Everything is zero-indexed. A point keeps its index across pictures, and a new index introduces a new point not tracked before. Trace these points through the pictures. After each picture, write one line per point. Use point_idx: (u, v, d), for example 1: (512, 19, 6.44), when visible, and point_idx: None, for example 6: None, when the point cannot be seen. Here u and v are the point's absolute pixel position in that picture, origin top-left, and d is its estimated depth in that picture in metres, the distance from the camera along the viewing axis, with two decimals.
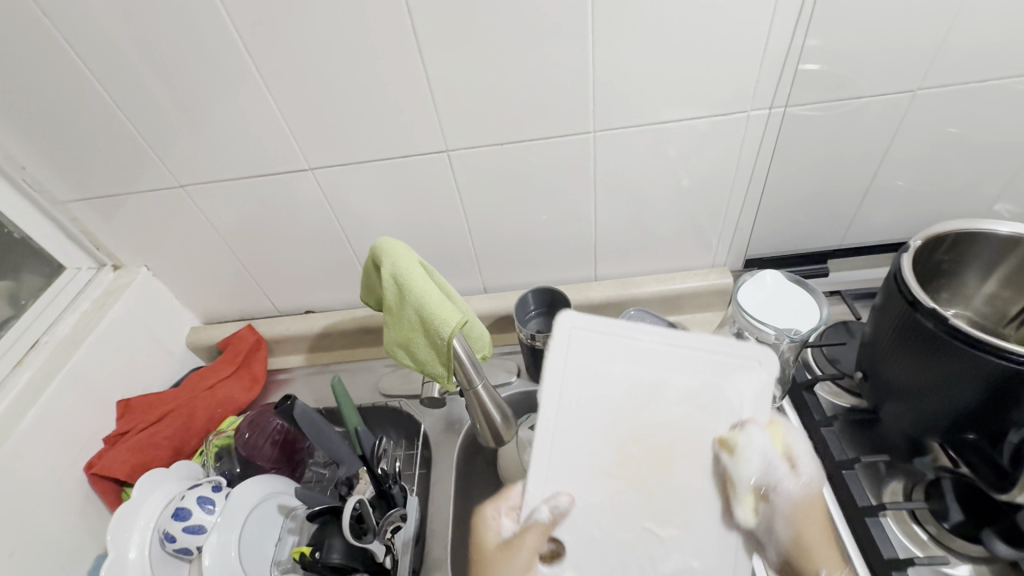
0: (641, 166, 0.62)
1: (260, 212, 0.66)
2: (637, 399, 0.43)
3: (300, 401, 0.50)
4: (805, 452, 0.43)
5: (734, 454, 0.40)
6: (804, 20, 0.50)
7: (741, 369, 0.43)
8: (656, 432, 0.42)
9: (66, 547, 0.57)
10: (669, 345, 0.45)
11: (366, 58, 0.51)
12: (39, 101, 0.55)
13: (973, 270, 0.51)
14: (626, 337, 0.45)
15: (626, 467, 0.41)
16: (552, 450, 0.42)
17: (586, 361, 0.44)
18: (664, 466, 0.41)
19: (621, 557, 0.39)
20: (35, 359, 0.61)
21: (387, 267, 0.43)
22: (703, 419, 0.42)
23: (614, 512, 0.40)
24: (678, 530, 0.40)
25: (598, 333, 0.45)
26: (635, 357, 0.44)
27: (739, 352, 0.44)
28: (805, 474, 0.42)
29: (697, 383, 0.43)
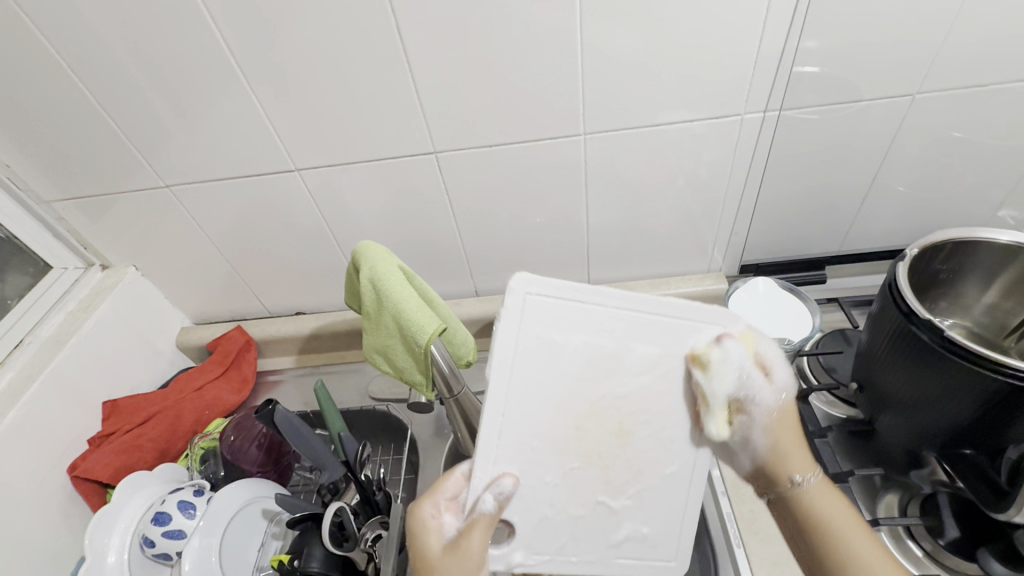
0: (633, 170, 0.61)
1: (248, 213, 0.66)
2: (594, 369, 0.42)
3: (281, 406, 0.49)
4: (778, 359, 0.44)
5: (706, 371, 0.41)
6: (799, 22, 0.49)
7: (702, 337, 0.42)
8: (611, 406, 0.42)
9: (47, 550, 0.56)
10: (630, 310, 0.42)
11: (352, 57, 0.51)
12: (22, 100, 0.54)
13: (973, 279, 0.49)
14: (583, 302, 0.41)
15: (583, 442, 0.42)
16: (508, 434, 0.41)
17: (542, 335, 0.41)
18: (620, 438, 0.43)
19: (572, 528, 0.44)
20: (18, 359, 0.60)
21: (365, 272, 0.42)
22: (660, 388, 0.42)
23: (569, 484, 0.43)
24: (629, 497, 0.44)
25: (556, 301, 0.41)
26: (593, 324, 0.41)
27: (705, 313, 0.42)
28: (778, 377, 0.43)
29: (658, 351, 0.42)
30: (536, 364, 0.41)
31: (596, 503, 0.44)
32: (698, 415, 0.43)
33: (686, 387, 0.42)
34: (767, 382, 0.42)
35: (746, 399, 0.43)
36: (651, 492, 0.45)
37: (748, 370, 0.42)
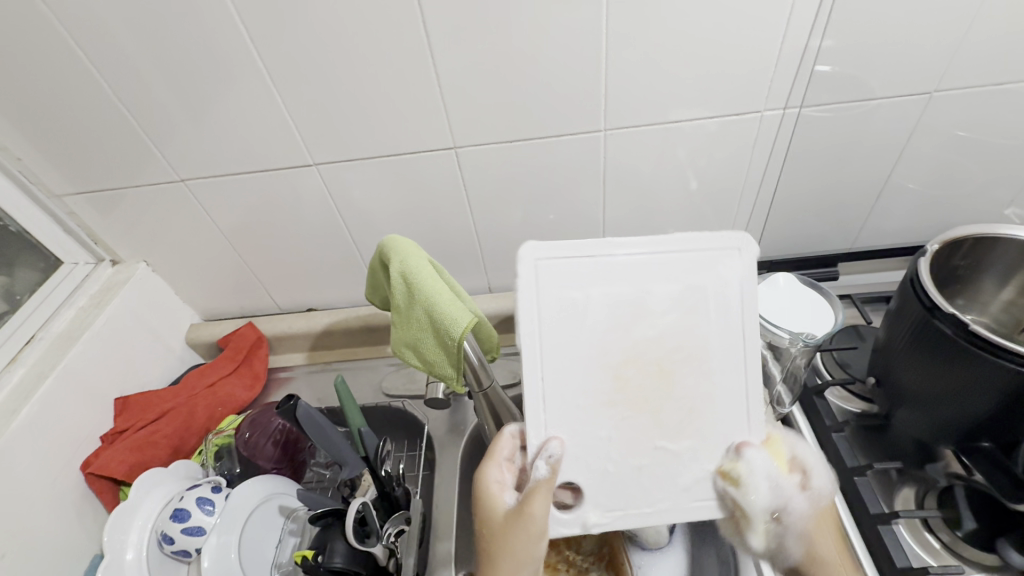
0: (652, 165, 0.61)
1: (264, 208, 0.65)
2: (622, 316, 0.42)
3: (303, 401, 0.49)
4: (815, 463, 0.46)
5: (739, 486, 0.41)
6: (821, 20, 0.50)
7: (720, 263, 0.42)
8: (648, 348, 0.42)
9: (61, 548, 0.55)
10: (644, 251, 0.42)
11: (377, 51, 0.50)
12: (37, 92, 0.54)
13: (991, 275, 0.50)
14: (591, 255, 0.42)
15: (625, 386, 0.42)
16: (548, 391, 0.41)
17: (562, 295, 0.41)
18: (663, 379, 0.42)
19: (636, 481, 0.42)
20: (30, 355, 0.59)
21: (397, 265, 0.42)
22: (690, 323, 0.42)
23: (625, 433, 0.42)
24: (689, 438, 0.42)
25: (567, 260, 0.42)
26: (610, 274, 0.42)
27: (717, 239, 0.43)
28: (817, 485, 0.45)
29: (680, 286, 0.42)
30: (562, 320, 0.41)
31: (655, 448, 0.42)
32: (735, 344, 0.43)
33: (716, 319, 0.42)
34: (798, 488, 0.44)
35: (785, 513, 0.44)
36: (712, 427, 0.42)
37: (777, 478, 0.43)
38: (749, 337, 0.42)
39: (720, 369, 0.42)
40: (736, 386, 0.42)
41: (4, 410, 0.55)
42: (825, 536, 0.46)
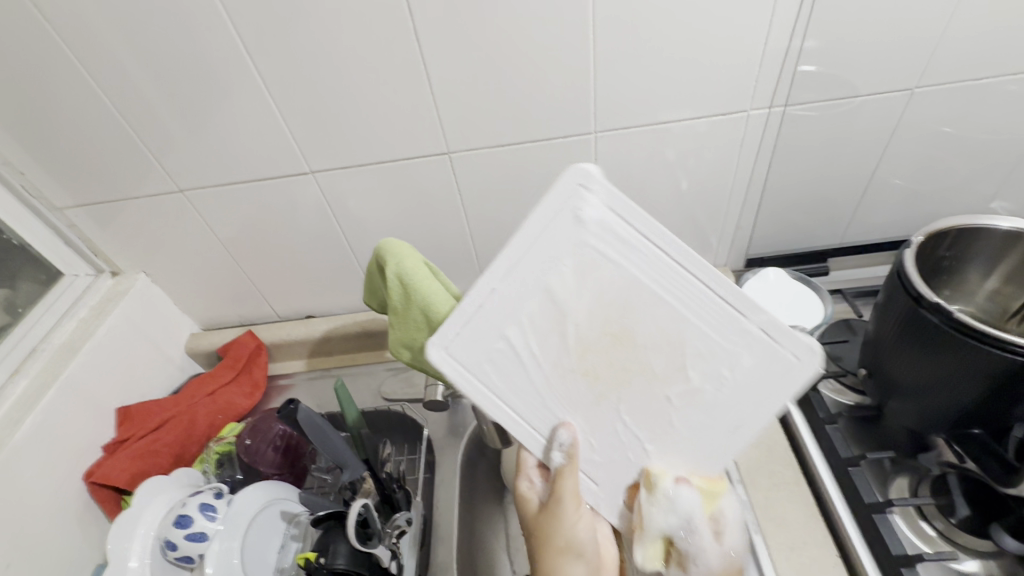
0: (645, 166, 0.62)
1: (263, 217, 0.66)
2: (546, 328, 0.40)
3: (303, 405, 0.50)
4: (734, 524, 0.42)
5: (651, 493, 0.41)
6: (802, 22, 0.51)
7: (576, 212, 0.37)
8: (594, 323, 0.40)
9: (66, 557, 0.56)
10: (510, 271, 0.39)
11: (368, 58, 0.51)
12: (38, 107, 0.55)
13: (978, 265, 0.51)
14: (473, 305, 0.40)
15: (591, 372, 0.41)
16: (537, 419, 0.42)
17: (479, 355, 0.41)
18: (624, 342, 0.40)
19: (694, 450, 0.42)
20: (32, 367, 0.60)
21: (392, 267, 0.43)
22: (601, 278, 0.39)
23: (632, 407, 0.42)
24: (696, 370, 0.41)
25: (461, 324, 0.40)
26: (501, 309, 0.40)
27: (557, 189, 0.37)
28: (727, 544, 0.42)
29: (561, 259, 0.38)
30: (501, 370, 0.41)
31: (669, 398, 0.41)
32: (664, 266, 0.38)
33: (619, 256, 0.38)
34: (713, 541, 0.41)
35: (694, 561, 0.41)
36: (699, 342, 0.40)
37: (699, 521, 0.41)
38: (668, 245, 0.38)
39: (672, 291, 0.39)
40: (698, 290, 0.39)
41: (7, 421, 0.55)
42: None
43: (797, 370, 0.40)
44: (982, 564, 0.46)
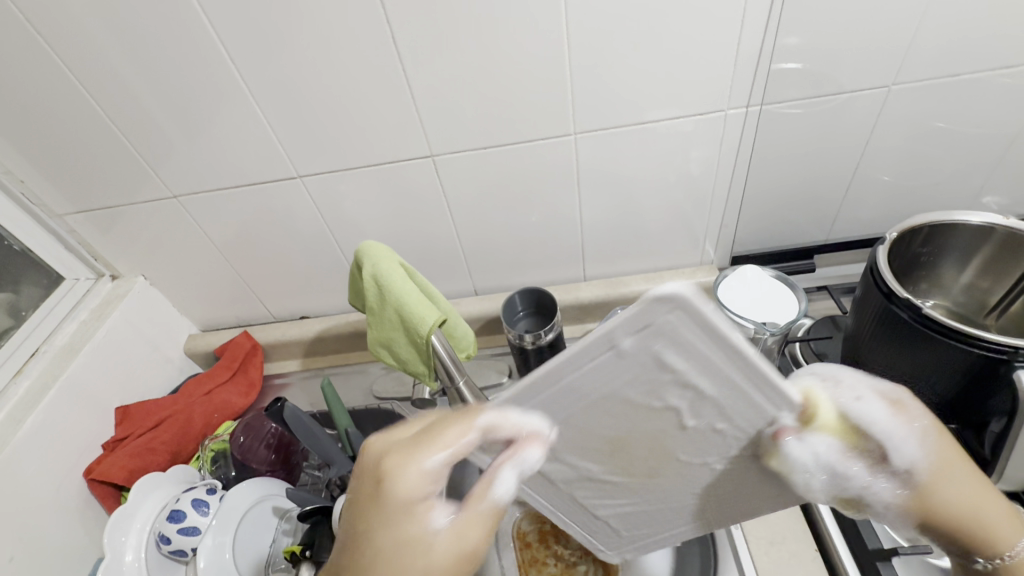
0: (627, 166, 0.63)
1: (255, 221, 0.68)
2: (580, 471, 0.44)
3: (290, 402, 0.52)
4: (885, 429, 0.37)
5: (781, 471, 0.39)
6: (774, 23, 0.52)
7: None
8: (583, 437, 0.39)
9: (68, 551, 0.58)
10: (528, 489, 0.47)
11: (348, 65, 0.53)
12: (34, 117, 0.57)
13: (953, 260, 0.51)
14: (558, 515, 0.50)
15: (652, 467, 0.42)
16: (674, 503, 0.46)
17: (612, 528, 0.51)
18: (615, 437, 0.39)
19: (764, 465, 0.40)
20: (34, 368, 0.62)
21: (368, 268, 0.44)
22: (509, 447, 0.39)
23: (691, 450, 0.39)
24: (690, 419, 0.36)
25: (583, 524, 0.51)
26: (550, 490, 0.47)
27: None
28: (898, 460, 0.37)
29: None
30: (646, 518, 0.48)
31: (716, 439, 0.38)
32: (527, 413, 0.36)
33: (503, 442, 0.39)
34: (874, 465, 0.38)
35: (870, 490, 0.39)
36: (616, 381, 0.34)
37: (836, 457, 0.37)
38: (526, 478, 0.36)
39: (571, 402, 0.36)
40: (563, 384, 0.34)
41: (9, 420, 0.58)
42: (951, 492, 0.36)
43: (718, 376, 0.32)
44: None
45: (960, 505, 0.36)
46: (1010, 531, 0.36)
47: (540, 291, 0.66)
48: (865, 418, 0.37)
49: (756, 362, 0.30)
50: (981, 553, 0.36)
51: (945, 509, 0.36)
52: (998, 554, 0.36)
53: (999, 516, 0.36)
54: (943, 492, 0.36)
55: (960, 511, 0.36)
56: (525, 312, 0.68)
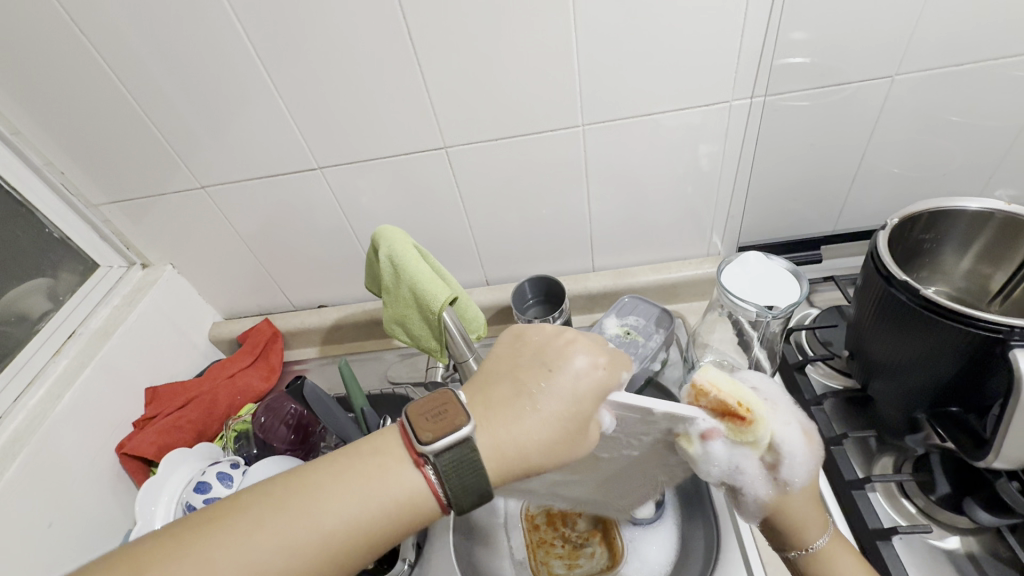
0: (634, 159, 0.65)
1: (276, 212, 0.71)
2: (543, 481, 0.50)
3: (309, 382, 0.55)
4: (789, 439, 0.40)
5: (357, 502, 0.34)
6: (775, 20, 0.53)
7: None
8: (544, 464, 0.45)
9: (102, 521, 0.62)
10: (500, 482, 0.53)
11: (368, 62, 0.55)
12: (75, 112, 0.61)
13: (953, 246, 0.53)
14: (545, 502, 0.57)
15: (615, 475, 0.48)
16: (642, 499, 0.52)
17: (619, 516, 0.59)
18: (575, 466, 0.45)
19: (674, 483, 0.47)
20: (71, 348, 0.66)
21: (384, 249, 0.46)
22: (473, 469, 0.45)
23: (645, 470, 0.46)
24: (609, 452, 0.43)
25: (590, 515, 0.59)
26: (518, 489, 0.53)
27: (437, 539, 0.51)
28: (787, 473, 0.40)
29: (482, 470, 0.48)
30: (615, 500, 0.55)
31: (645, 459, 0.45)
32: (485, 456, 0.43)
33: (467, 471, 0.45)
34: (762, 474, 0.41)
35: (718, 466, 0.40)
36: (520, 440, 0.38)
37: (742, 464, 0.40)
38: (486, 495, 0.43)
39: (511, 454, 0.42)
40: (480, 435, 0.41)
41: (49, 396, 0.61)
42: (808, 508, 0.42)
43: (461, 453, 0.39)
44: (963, 540, 0.48)
45: (803, 516, 0.41)
46: (815, 528, 0.42)
47: (549, 279, 0.68)
48: (794, 455, 0.40)
49: (566, 388, 0.37)
50: (792, 546, 0.42)
51: (789, 513, 0.41)
52: (804, 547, 0.42)
53: (816, 519, 0.42)
54: (791, 508, 0.41)
55: (799, 516, 0.41)
56: (535, 300, 0.69)
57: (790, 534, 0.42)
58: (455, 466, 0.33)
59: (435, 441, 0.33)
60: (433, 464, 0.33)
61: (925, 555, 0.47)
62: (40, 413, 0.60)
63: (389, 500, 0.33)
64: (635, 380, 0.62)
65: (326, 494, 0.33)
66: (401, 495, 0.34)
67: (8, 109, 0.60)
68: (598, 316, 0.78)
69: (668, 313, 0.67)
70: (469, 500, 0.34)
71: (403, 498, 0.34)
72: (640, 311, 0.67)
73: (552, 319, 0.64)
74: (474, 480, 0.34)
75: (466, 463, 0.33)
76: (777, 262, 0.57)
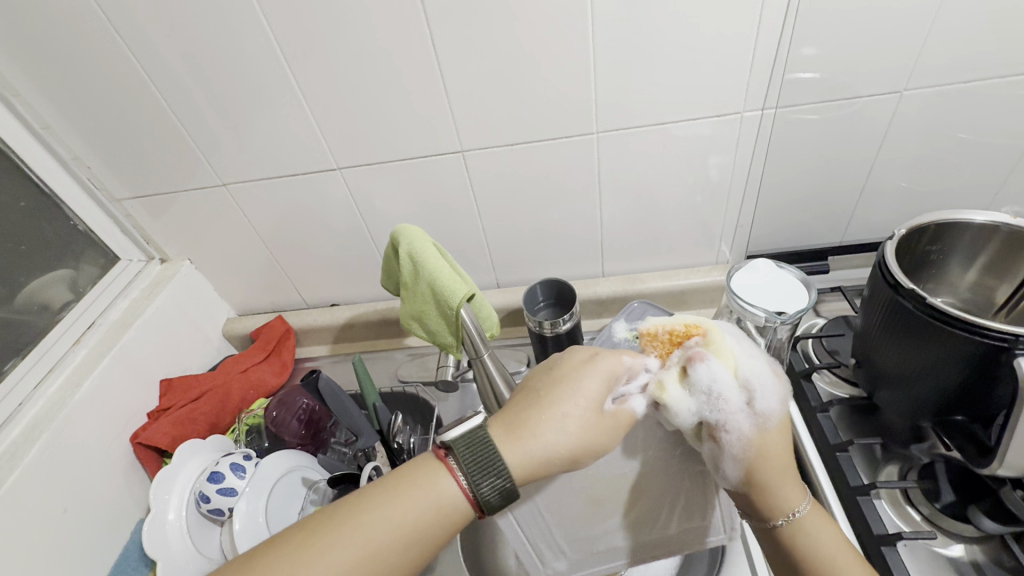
0: (646, 167, 0.66)
1: (293, 212, 0.73)
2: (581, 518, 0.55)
3: (324, 373, 0.57)
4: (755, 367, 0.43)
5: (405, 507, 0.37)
6: (786, 35, 0.55)
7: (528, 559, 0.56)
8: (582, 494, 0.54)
9: (114, 508, 0.63)
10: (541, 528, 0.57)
11: (391, 67, 0.57)
12: (104, 108, 0.62)
13: (959, 258, 0.54)
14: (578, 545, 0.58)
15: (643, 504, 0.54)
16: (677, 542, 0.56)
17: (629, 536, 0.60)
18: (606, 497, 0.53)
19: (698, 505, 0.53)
20: (90, 339, 0.67)
21: (404, 246, 0.48)
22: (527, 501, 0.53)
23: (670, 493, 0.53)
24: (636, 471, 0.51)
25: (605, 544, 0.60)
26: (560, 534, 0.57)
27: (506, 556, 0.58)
28: (762, 401, 0.42)
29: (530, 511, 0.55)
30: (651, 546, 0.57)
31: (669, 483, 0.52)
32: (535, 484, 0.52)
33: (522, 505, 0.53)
34: (742, 405, 0.42)
35: (706, 396, 0.41)
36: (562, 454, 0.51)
37: (723, 391, 0.41)
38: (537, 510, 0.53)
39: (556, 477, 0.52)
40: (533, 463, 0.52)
41: (68, 384, 0.63)
42: (783, 449, 0.43)
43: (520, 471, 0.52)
44: (967, 547, 0.48)
45: (780, 460, 0.43)
46: (793, 486, 0.43)
47: (561, 282, 0.69)
48: (764, 379, 0.43)
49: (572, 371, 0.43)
50: (780, 512, 0.42)
51: (766, 454, 0.42)
52: (789, 510, 0.42)
53: (792, 473, 0.43)
54: (768, 448, 0.43)
55: (776, 457, 0.43)
56: (545, 303, 0.70)
57: (773, 487, 0.42)
58: (472, 452, 0.37)
59: (451, 430, 0.38)
60: (454, 452, 0.38)
61: (930, 563, 0.48)
62: (58, 401, 0.61)
63: (430, 505, 0.37)
64: None
65: (372, 506, 0.36)
66: (435, 491, 0.37)
67: (40, 104, 0.62)
68: (606, 321, 0.79)
69: None
70: (496, 494, 0.37)
71: (438, 493, 0.37)
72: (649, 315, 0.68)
73: (562, 321, 0.65)
74: (493, 465, 0.37)
75: (483, 448, 0.38)
76: (786, 270, 0.58)
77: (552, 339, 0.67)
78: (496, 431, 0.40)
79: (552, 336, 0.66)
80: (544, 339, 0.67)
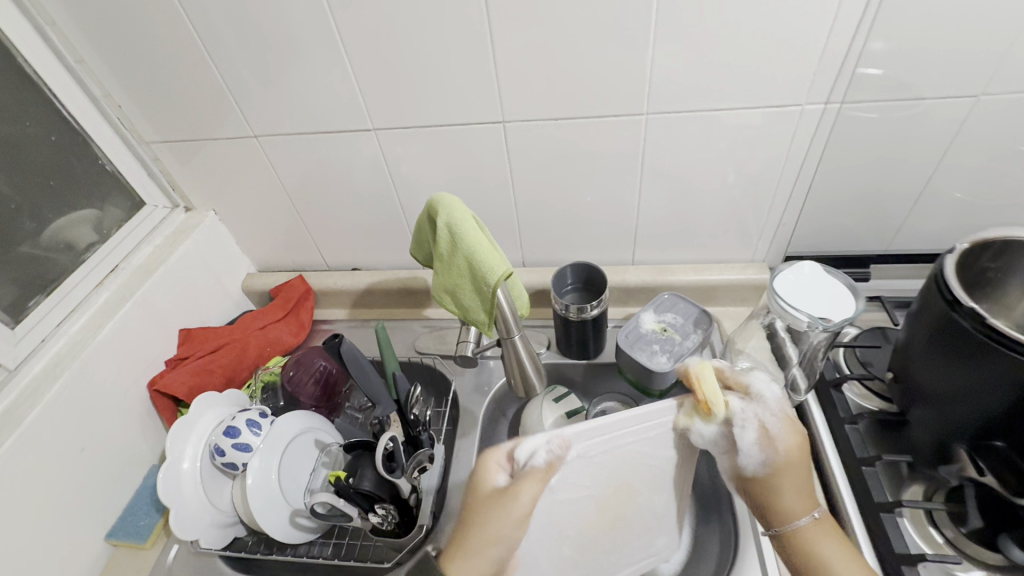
0: (690, 153, 0.63)
1: (322, 169, 0.71)
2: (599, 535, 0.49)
3: (347, 339, 0.55)
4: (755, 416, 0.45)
5: None
6: (866, 23, 0.51)
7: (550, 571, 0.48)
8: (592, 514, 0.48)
9: (129, 450, 0.63)
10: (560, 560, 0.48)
11: (440, 27, 0.55)
12: (138, 45, 0.60)
13: (1018, 279, 0.51)
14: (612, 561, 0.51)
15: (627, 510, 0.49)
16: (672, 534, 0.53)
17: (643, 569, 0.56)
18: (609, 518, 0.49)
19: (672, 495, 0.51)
20: (114, 281, 0.67)
21: (443, 216, 0.46)
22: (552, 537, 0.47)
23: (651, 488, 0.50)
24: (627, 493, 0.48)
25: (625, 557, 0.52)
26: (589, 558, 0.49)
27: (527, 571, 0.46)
28: (754, 454, 0.45)
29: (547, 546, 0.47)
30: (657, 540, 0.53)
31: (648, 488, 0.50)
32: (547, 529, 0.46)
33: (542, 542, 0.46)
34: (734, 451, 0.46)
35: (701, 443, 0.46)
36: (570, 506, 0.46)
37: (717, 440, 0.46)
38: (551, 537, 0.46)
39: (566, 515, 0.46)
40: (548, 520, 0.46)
41: (90, 324, 0.62)
42: (789, 475, 0.45)
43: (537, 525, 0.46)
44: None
45: (781, 495, 0.46)
46: (795, 506, 0.45)
47: (591, 266, 0.67)
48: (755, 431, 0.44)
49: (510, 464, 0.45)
50: (773, 523, 0.47)
51: (769, 487, 0.46)
52: (782, 525, 0.46)
53: (795, 500, 0.45)
54: (766, 484, 0.46)
55: (778, 488, 0.45)
56: (574, 287, 0.68)
57: (770, 501, 0.46)
58: None
59: None
60: None
61: None
62: (80, 340, 0.61)
63: None
64: (668, 377, 0.61)
65: None
66: None
67: (76, 38, 0.60)
68: (631, 310, 0.78)
69: (708, 313, 0.67)
70: None
71: None
72: (680, 308, 0.66)
73: (589, 308, 0.63)
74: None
75: None
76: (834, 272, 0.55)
77: (576, 324, 0.66)
78: (451, 557, 0.41)
79: (578, 320, 0.65)
80: (568, 323, 0.66)
